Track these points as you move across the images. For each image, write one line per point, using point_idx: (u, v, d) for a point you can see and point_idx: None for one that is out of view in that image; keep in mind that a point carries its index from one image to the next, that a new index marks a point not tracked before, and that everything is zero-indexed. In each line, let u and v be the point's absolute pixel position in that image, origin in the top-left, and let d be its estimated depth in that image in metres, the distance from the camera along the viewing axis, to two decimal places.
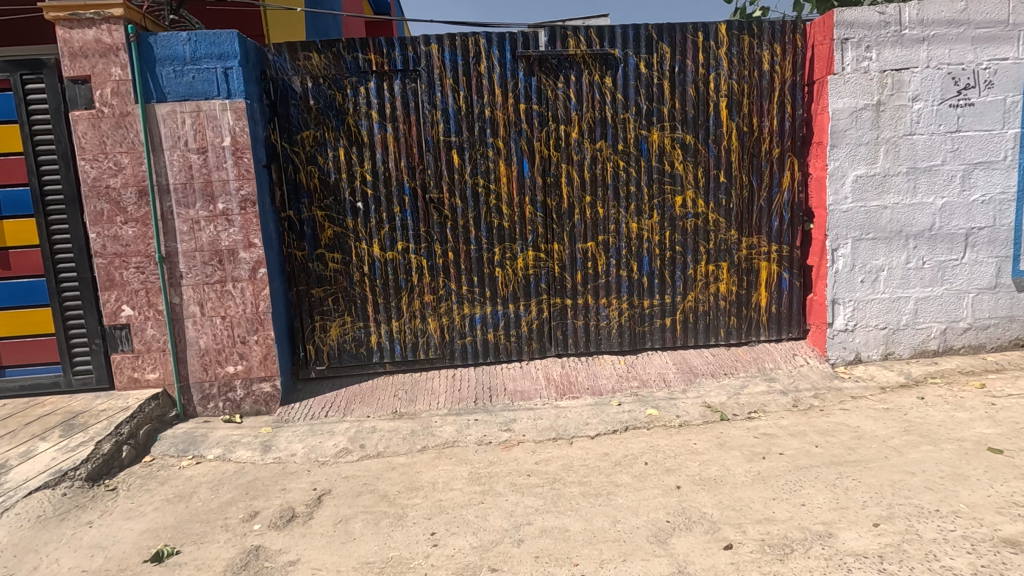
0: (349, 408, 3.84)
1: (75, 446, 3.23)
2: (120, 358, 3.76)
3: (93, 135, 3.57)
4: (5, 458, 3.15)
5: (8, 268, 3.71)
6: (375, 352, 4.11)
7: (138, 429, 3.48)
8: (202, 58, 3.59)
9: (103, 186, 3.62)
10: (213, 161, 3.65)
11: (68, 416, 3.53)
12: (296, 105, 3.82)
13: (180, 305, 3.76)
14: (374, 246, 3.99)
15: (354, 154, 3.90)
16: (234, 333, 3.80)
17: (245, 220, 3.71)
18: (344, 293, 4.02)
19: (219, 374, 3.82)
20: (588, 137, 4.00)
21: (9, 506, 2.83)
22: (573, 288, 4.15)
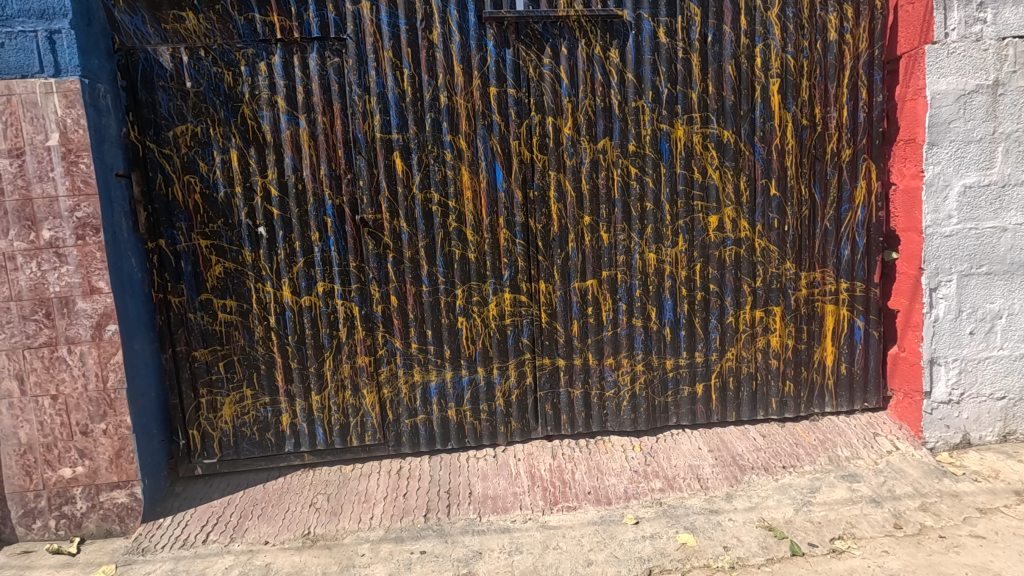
0: (241, 527, 2.61)
1: None
2: None
3: None
4: None
5: None
6: (288, 438, 2.91)
7: None
8: (14, 16, 2.41)
9: None
10: (34, 168, 2.47)
11: None
12: (164, 87, 2.66)
13: None
14: (284, 289, 2.80)
15: (252, 158, 2.72)
16: (72, 420, 2.59)
17: (85, 255, 2.51)
18: (241, 355, 2.83)
19: (50, 480, 2.60)
20: (585, 134, 2.84)
21: None
22: (567, 344, 2.96)
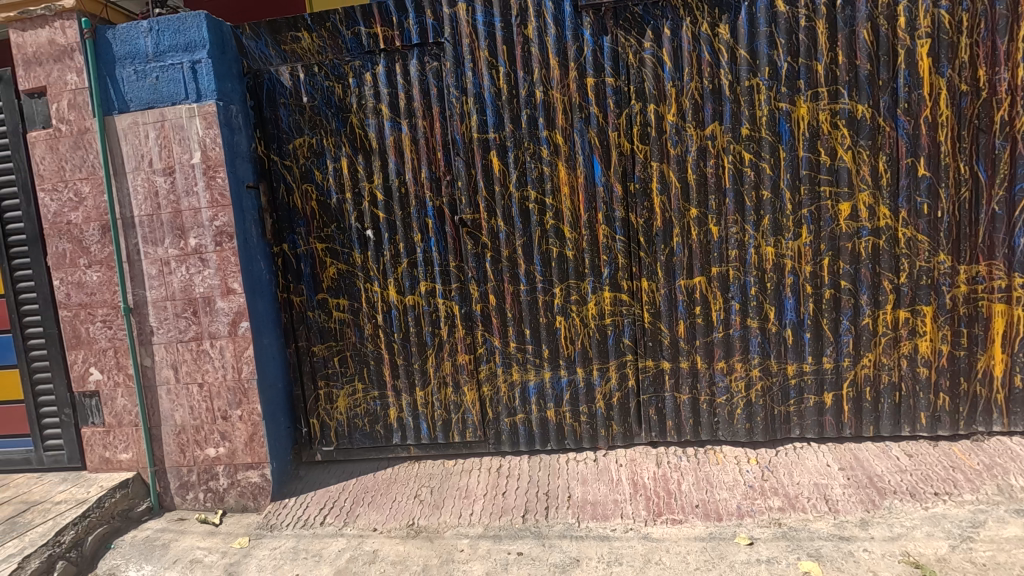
0: (353, 513, 2.77)
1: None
2: (90, 433, 3.04)
3: (51, 160, 2.88)
4: None
5: None
6: (396, 430, 3.04)
7: (85, 534, 2.69)
8: (166, 52, 2.76)
9: (65, 222, 2.92)
10: (182, 184, 2.81)
11: (20, 508, 2.84)
12: (285, 104, 2.89)
13: (151, 369, 2.95)
14: (390, 288, 2.93)
15: (360, 165, 2.88)
16: (215, 406, 2.92)
17: (223, 259, 2.81)
18: (353, 350, 3.01)
19: (199, 457, 2.96)
20: (691, 120, 2.63)
21: None
22: (672, 346, 2.78)
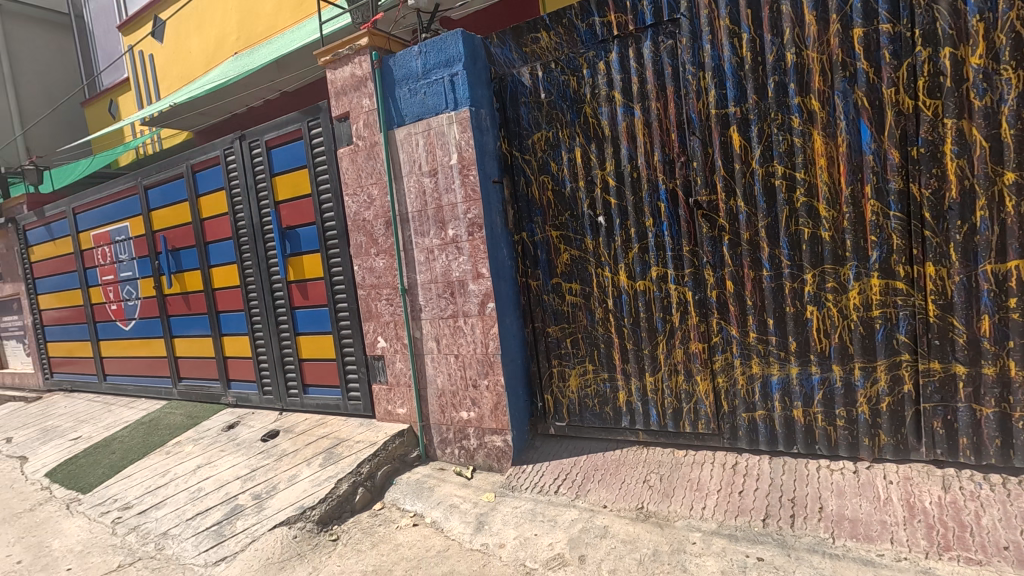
0: (584, 487, 2.90)
1: (323, 480, 3.26)
2: (378, 389, 3.78)
3: (352, 170, 3.63)
4: (277, 480, 3.40)
5: (306, 297, 4.14)
6: (625, 414, 3.08)
7: (376, 469, 3.36)
8: (432, 69, 3.22)
9: (361, 219, 3.65)
10: (443, 182, 3.25)
11: (334, 442, 3.68)
12: (525, 102, 3.13)
13: (420, 340, 3.52)
14: (620, 274, 2.96)
15: (593, 154, 2.96)
16: (467, 375, 3.34)
17: (474, 247, 3.18)
18: (585, 333, 3.14)
19: (454, 418, 3.43)
20: (1008, 60, 2.07)
21: (254, 538, 2.93)
22: (970, 346, 2.24)
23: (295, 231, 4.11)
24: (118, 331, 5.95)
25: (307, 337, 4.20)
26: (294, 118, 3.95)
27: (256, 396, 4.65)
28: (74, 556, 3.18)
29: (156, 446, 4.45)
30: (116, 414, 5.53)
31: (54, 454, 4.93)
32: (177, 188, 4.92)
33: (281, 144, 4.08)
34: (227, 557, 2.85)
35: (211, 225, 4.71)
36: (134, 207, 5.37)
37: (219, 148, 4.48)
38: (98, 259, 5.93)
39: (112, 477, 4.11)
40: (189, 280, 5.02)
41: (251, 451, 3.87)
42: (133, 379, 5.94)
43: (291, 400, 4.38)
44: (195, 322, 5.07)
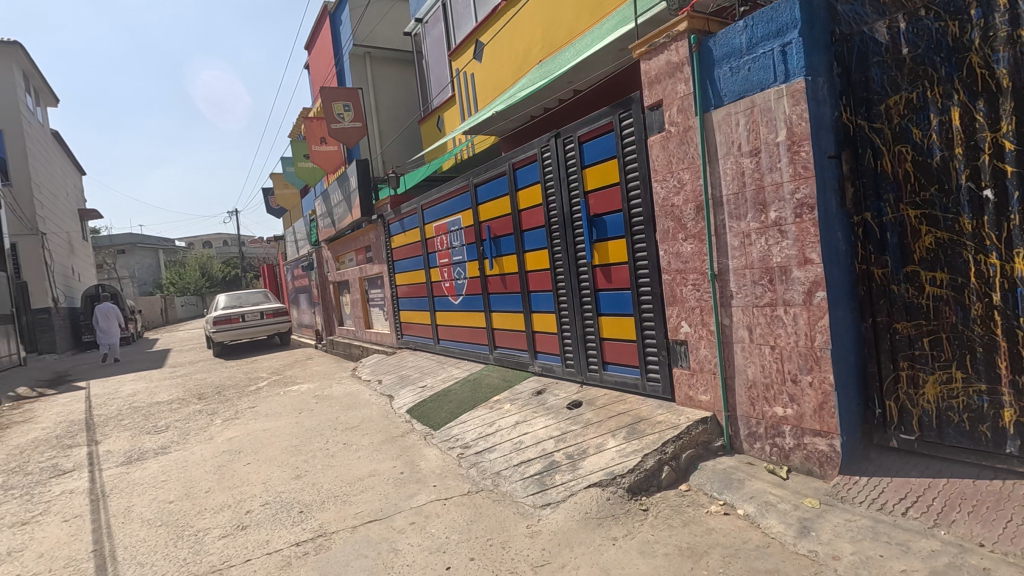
0: (947, 517, 2.40)
1: (630, 452, 3.45)
2: (679, 373, 3.82)
3: (662, 157, 3.71)
4: (586, 445, 3.73)
5: (610, 281, 4.43)
6: (1012, 438, 2.45)
7: (680, 451, 3.40)
8: (758, 43, 3.07)
9: (670, 204, 3.72)
10: (767, 162, 3.06)
11: (635, 419, 3.85)
12: (879, 62, 2.74)
13: (729, 328, 3.41)
14: (1016, 259, 2.36)
15: (980, 112, 2.41)
16: (785, 369, 3.11)
17: (802, 230, 2.92)
18: (952, 333, 2.59)
19: (766, 413, 3.23)
20: None
21: (573, 492, 3.28)
22: None
23: (602, 218, 4.42)
24: (450, 304, 7.30)
25: (610, 318, 4.49)
26: (607, 112, 4.23)
27: (558, 368, 5.18)
28: (436, 476, 4.03)
29: (482, 400, 5.34)
30: (448, 370, 6.82)
31: (410, 396, 6.34)
32: (500, 185, 5.77)
33: (593, 138, 4.43)
34: (552, 503, 3.25)
35: (527, 215, 5.39)
36: (465, 202, 6.49)
37: (536, 147, 5.09)
38: (437, 245, 7.35)
39: (453, 421, 5.09)
40: (507, 263, 5.85)
41: (560, 416, 4.32)
42: (459, 344, 7.25)
43: (591, 375, 4.76)
44: (510, 299, 5.91)
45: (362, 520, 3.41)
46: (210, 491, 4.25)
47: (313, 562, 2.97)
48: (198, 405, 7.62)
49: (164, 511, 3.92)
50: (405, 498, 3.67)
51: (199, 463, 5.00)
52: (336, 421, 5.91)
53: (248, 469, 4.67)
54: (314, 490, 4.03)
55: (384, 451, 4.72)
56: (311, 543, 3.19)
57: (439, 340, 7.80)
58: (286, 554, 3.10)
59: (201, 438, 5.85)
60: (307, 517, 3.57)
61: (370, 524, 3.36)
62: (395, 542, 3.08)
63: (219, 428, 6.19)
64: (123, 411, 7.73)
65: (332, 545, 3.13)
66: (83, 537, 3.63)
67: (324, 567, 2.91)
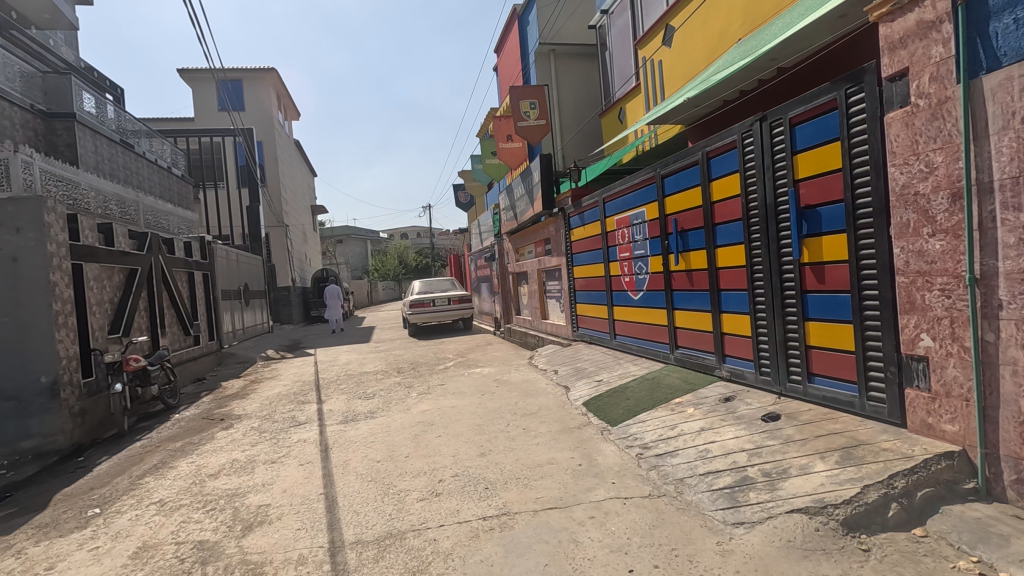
0: None
1: (844, 480, 2.99)
2: (914, 395, 3.22)
3: (905, 137, 3.15)
4: (788, 465, 3.33)
5: (822, 282, 3.90)
6: None
7: (915, 488, 2.84)
8: None
9: (912, 192, 3.14)
10: None
11: (851, 443, 3.33)
12: None
13: (994, 345, 2.77)
14: None
15: None
16: None
17: None
18: None
19: None
20: None
21: (772, 514, 2.95)
22: None
23: (815, 209, 3.91)
24: (629, 299, 7.14)
25: (820, 324, 3.96)
26: (829, 88, 3.72)
27: (751, 375, 4.74)
28: (615, 473, 3.95)
29: (662, 401, 5.10)
30: (625, 367, 6.68)
31: (586, 390, 6.35)
32: (691, 175, 5.44)
33: (808, 119, 3.93)
34: (746, 522, 2.97)
35: (721, 207, 5.00)
36: (651, 194, 6.26)
37: (737, 132, 4.69)
38: (618, 238, 7.23)
39: (632, 419, 4.96)
40: (695, 259, 5.51)
41: (754, 428, 3.93)
42: (636, 341, 7.06)
43: (791, 386, 4.26)
44: (696, 297, 5.56)
45: (542, 506, 3.49)
46: (408, 456, 4.73)
47: (498, 538, 3.12)
48: (398, 378, 8.57)
49: (373, 469, 4.47)
50: (584, 491, 3.67)
51: (399, 430, 5.61)
52: (515, 406, 6.17)
53: (439, 441, 5.11)
54: (497, 469, 4.25)
55: (562, 441, 4.79)
56: (496, 519, 3.36)
57: (615, 335, 7.68)
58: (474, 526, 3.30)
59: (401, 408, 6.56)
60: (491, 494, 3.77)
61: (550, 511, 3.42)
62: (575, 534, 3.09)
63: (414, 401, 6.89)
64: (340, 377, 9.04)
65: (515, 526, 3.25)
66: (314, 480, 4.31)
67: (509, 545, 3.04)
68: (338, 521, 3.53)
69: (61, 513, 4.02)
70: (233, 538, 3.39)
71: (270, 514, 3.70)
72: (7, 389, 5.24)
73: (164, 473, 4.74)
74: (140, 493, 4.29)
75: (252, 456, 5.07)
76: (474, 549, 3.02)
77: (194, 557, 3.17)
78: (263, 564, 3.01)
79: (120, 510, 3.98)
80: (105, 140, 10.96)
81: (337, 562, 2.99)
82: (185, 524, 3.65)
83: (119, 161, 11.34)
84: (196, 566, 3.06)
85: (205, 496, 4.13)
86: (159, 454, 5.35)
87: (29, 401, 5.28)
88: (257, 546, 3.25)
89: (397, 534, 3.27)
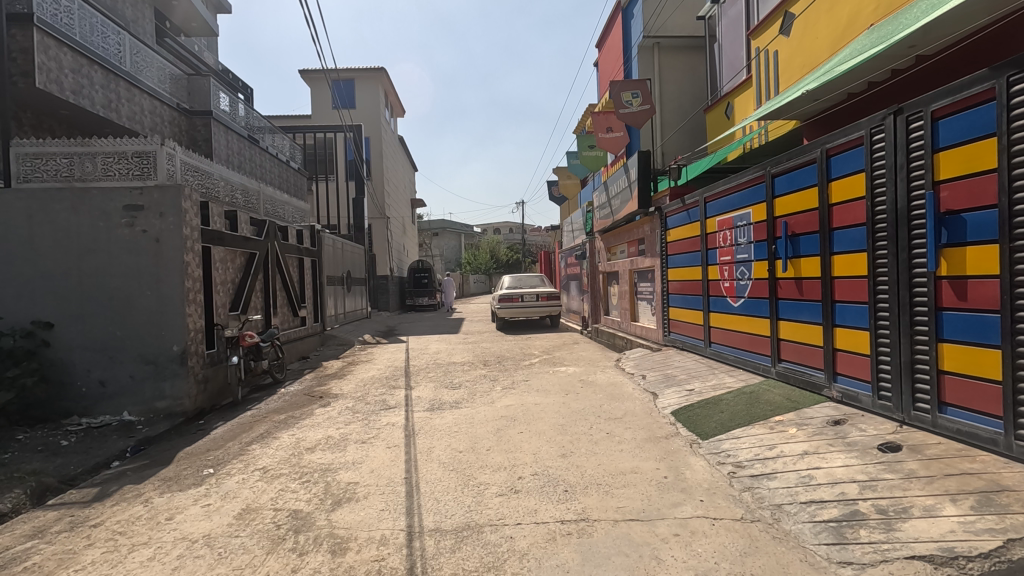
0: None
1: (982, 530, 2.59)
2: None
3: None
4: (909, 503, 2.94)
5: (964, 299, 3.40)
6: None
7: None
8: None
9: None
10: None
11: (992, 487, 2.88)
12: None
13: None
14: None
15: None
16: None
17: None
18: None
19: None
20: None
21: (887, 558, 2.62)
22: None
23: (959, 215, 3.42)
24: (728, 306, 6.71)
25: (956, 347, 3.47)
26: (985, 76, 3.24)
27: (867, 399, 4.25)
28: (704, 490, 3.70)
29: (760, 417, 4.73)
30: (720, 377, 6.29)
31: (675, 398, 6.06)
32: (807, 174, 4.98)
33: (955, 112, 3.44)
34: (855, 563, 2.65)
35: (841, 210, 4.54)
36: (759, 194, 5.82)
37: (865, 127, 4.21)
38: (719, 241, 6.81)
39: (724, 434, 4.64)
40: (807, 266, 5.04)
41: (868, 458, 3.52)
42: (735, 351, 6.62)
43: (916, 415, 3.77)
44: (806, 308, 5.10)
45: (623, 516, 3.35)
46: (490, 450, 4.76)
47: (575, 545, 3.03)
48: (483, 371, 8.71)
49: (455, 458, 4.55)
50: (669, 506, 3.47)
51: (482, 422, 5.66)
52: (600, 409, 6.02)
53: (521, 438, 5.09)
54: (578, 472, 4.15)
55: (648, 450, 4.59)
56: (575, 524, 3.27)
57: (711, 343, 7.27)
58: (551, 528, 3.24)
59: (485, 400, 6.64)
60: (571, 497, 3.68)
61: (632, 522, 3.28)
62: (658, 550, 2.93)
63: (499, 394, 6.95)
64: (429, 365, 9.34)
65: (594, 534, 3.15)
66: (399, 464, 4.46)
67: (587, 553, 2.94)
68: (419, 506, 3.61)
69: (182, 469, 4.48)
70: (323, 510, 3.58)
71: (357, 492, 3.87)
72: (147, 353, 5.95)
73: (268, 442, 5.13)
74: (247, 459, 4.68)
75: (345, 435, 5.34)
76: (550, 553, 2.96)
77: (288, 525, 3.38)
78: (348, 540, 3.14)
79: (230, 472, 4.36)
80: (236, 135, 12.11)
81: (415, 547, 3.06)
82: (283, 493, 3.91)
83: (245, 154, 12.47)
84: (289, 533, 3.26)
85: (301, 468, 4.41)
86: (265, 425, 5.80)
87: (163, 366, 5.96)
88: (345, 522, 3.40)
89: (475, 528, 3.29)
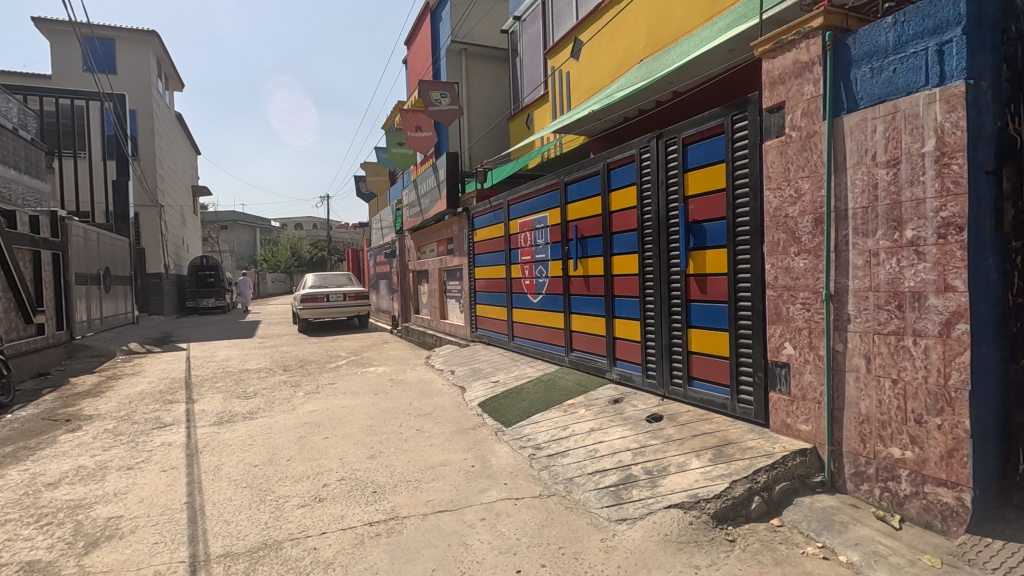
0: None
1: (716, 476, 3.24)
2: (777, 398, 3.57)
3: (779, 163, 3.50)
4: (668, 463, 3.53)
5: (705, 292, 4.20)
6: None
7: (774, 482, 3.14)
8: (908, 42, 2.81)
9: (783, 215, 3.49)
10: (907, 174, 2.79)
11: (722, 442, 3.61)
12: None
13: (842, 355, 3.13)
14: None
15: None
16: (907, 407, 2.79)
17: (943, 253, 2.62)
18: None
19: (879, 453, 2.92)
20: None
21: (652, 510, 3.11)
22: None
23: (701, 224, 4.21)
24: (528, 302, 7.26)
25: (700, 331, 4.27)
26: (717, 113, 4.04)
27: (638, 378, 4.99)
28: (508, 474, 3.95)
29: (556, 402, 5.22)
30: (522, 368, 6.77)
31: (482, 390, 6.34)
32: (593, 184, 5.64)
33: (699, 140, 4.23)
34: (628, 519, 3.10)
35: (618, 217, 5.24)
36: (554, 199, 6.40)
37: (636, 147, 4.92)
38: (520, 241, 7.33)
39: (525, 420, 5.02)
40: (593, 265, 5.71)
41: (639, 428, 4.13)
42: (534, 343, 7.19)
43: (673, 389, 4.54)
44: (592, 302, 5.77)
45: (433, 509, 3.41)
46: (291, 459, 4.43)
47: (385, 544, 2.99)
48: (283, 377, 8.04)
49: (249, 474, 4.12)
50: (476, 492, 3.63)
51: (282, 431, 5.23)
52: (410, 406, 6.02)
53: (326, 444, 4.83)
54: (387, 472, 4.09)
55: (457, 442, 4.73)
56: (384, 524, 3.23)
57: (514, 337, 7.77)
58: (359, 532, 3.14)
59: (285, 408, 6.14)
60: (380, 498, 3.62)
61: (441, 513, 3.35)
62: (465, 536, 3.05)
63: (301, 400, 6.49)
64: (217, 375, 8.29)
65: (404, 531, 3.14)
66: (178, 488, 3.88)
67: (396, 551, 2.92)
68: (204, 532, 3.20)
69: None
70: (72, 556, 2.95)
71: (121, 527, 3.27)
72: None
73: None
74: None
75: (104, 462, 4.46)
76: (358, 557, 2.87)
77: None
78: None
79: None
80: None
81: None
82: (11, 543, 3.12)
83: None
84: None
85: (39, 509, 3.56)
86: None
87: None
88: (103, 565, 2.85)
89: (274, 545, 3.03)
